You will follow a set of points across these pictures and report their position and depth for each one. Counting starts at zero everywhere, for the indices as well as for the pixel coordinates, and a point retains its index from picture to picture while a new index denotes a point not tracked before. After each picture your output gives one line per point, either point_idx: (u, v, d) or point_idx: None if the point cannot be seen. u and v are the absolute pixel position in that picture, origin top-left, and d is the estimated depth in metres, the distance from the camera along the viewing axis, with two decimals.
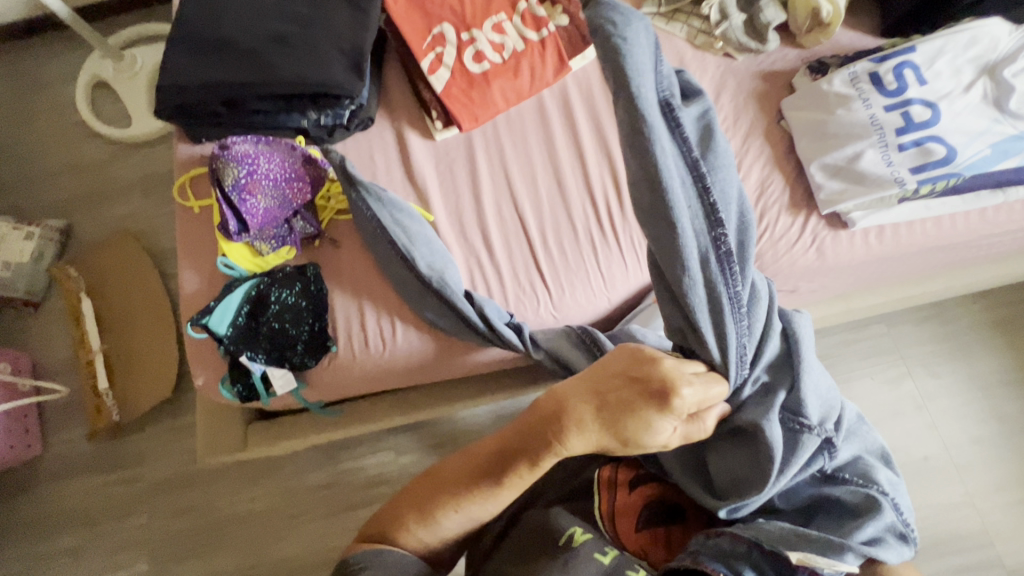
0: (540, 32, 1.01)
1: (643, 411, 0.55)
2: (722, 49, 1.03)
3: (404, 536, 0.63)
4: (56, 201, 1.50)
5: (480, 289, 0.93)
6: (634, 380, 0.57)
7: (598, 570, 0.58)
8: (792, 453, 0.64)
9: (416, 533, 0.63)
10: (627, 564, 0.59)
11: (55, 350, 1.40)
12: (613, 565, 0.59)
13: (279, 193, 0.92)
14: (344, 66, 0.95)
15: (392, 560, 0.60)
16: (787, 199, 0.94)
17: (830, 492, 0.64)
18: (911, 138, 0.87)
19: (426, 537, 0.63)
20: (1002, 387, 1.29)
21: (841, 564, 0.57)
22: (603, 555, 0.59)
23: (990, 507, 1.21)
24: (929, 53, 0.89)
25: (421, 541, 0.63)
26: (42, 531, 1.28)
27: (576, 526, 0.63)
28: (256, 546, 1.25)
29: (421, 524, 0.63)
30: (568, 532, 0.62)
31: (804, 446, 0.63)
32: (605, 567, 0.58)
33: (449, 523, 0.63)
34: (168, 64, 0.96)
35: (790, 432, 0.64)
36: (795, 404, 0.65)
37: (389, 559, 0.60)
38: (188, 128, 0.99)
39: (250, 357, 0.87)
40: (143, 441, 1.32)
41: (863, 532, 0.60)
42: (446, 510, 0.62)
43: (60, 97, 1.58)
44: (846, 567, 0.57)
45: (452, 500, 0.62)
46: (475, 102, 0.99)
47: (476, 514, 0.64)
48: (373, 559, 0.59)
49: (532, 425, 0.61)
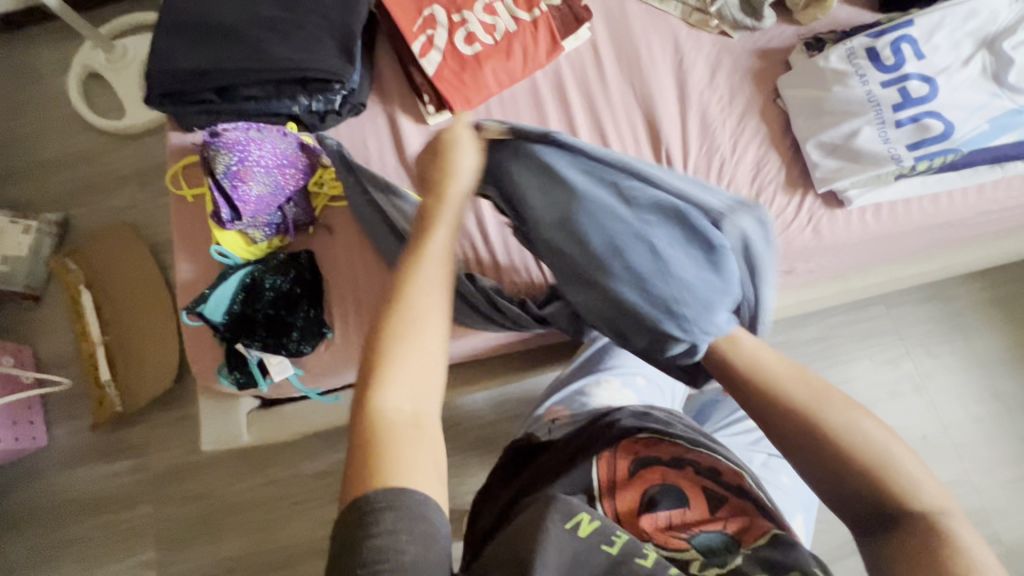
0: (532, 12, 1.00)
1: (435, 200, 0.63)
2: (717, 27, 1.02)
3: (378, 408, 0.51)
4: (53, 194, 1.50)
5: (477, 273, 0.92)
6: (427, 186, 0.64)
7: (606, 561, 0.53)
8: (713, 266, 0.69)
9: (392, 397, 0.52)
10: (639, 548, 0.54)
11: (57, 342, 1.40)
12: (622, 555, 0.54)
13: (271, 180, 0.90)
14: (335, 51, 0.94)
15: (417, 500, 0.48)
16: (783, 177, 0.94)
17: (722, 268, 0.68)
18: (907, 114, 0.86)
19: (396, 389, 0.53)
20: (1000, 366, 1.29)
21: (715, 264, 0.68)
22: (611, 545, 0.54)
23: (987, 485, 1.21)
24: (927, 27, 0.87)
25: (401, 409, 0.52)
26: (50, 521, 1.30)
27: (584, 512, 0.57)
28: (261, 533, 1.27)
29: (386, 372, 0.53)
30: (574, 519, 0.56)
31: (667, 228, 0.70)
32: (613, 558, 0.54)
33: (415, 370, 0.54)
34: (155, 50, 0.94)
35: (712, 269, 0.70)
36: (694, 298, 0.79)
37: (413, 499, 0.48)
38: (177, 116, 0.98)
39: (246, 344, 0.88)
40: (148, 430, 1.34)
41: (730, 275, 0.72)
42: (384, 365, 0.53)
43: (54, 89, 1.57)
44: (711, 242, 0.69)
45: (388, 340, 0.54)
46: (467, 85, 0.98)
47: (435, 343, 0.55)
48: (393, 499, 0.47)
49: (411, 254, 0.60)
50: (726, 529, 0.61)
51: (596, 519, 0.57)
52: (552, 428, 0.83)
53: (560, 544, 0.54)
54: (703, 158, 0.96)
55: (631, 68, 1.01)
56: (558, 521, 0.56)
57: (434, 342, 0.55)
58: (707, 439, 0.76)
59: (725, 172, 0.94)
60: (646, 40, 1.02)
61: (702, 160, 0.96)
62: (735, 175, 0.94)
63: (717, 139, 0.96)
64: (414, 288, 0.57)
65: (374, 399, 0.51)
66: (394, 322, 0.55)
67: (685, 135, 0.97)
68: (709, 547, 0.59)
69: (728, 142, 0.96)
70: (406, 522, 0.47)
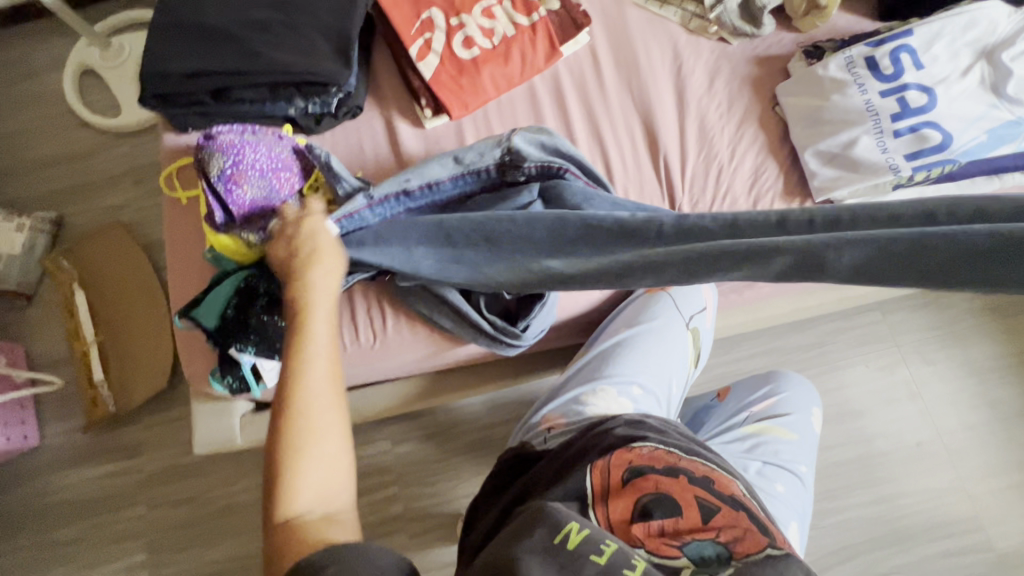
0: (530, 17, 0.99)
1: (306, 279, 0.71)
2: (716, 34, 1.01)
3: (285, 502, 0.57)
4: (47, 192, 1.49)
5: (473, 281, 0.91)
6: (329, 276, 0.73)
7: (594, 572, 0.52)
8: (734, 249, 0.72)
9: (301, 499, 0.58)
10: (627, 560, 0.53)
11: (50, 342, 1.39)
12: (609, 566, 0.53)
13: (265, 183, 0.89)
14: (331, 53, 0.94)
15: (368, 558, 0.55)
16: (780, 186, 0.94)
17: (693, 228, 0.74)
18: (906, 124, 0.86)
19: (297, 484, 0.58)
20: (996, 374, 1.29)
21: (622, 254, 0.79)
22: (599, 555, 0.54)
23: (981, 492, 1.22)
24: (926, 36, 0.87)
25: (311, 506, 0.58)
26: (42, 522, 1.29)
27: (572, 523, 0.57)
28: (255, 535, 1.26)
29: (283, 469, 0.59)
30: (562, 531, 0.56)
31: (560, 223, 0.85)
32: (601, 568, 0.52)
33: (308, 457, 0.59)
34: (150, 51, 0.94)
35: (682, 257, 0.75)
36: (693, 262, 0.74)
37: (355, 558, 0.54)
38: (172, 117, 0.97)
39: (239, 349, 0.86)
40: (141, 432, 1.33)
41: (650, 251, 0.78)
42: (293, 458, 0.59)
43: (48, 86, 1.55)
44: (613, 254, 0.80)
45: (286, 440, 0.59)
46: (465, 89, 0.97)
47: (331, 423, 0.62)
48: (336, 556, 0.54)
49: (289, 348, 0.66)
50: (718, 537, 0.60)
51: (586, 529, 0.56)
52: (547, 437, 0.82)
53: (547, 556, 0.54)
54: (701, 165, 0.95)
55: (630, 74, 1.00)
56: (547, 532, 0.56)
57: (331, 424, 0.62)
58: (701, 447, 0.77)
59: (722, 180, 0.94)
60: (645, 46, 1.01)
61: (700, 167, 0.95)
62: (733, 183, 0.94)
63: (716, 146, 0.96)
64: (301, 376, 0.62)
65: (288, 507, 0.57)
66: (289, 418, 0.60)
67: (683, 142, 0.96)
68: (701, 555, 0.58)
69: (726, 149, 0.96)
70: (354, 574, 0.54)
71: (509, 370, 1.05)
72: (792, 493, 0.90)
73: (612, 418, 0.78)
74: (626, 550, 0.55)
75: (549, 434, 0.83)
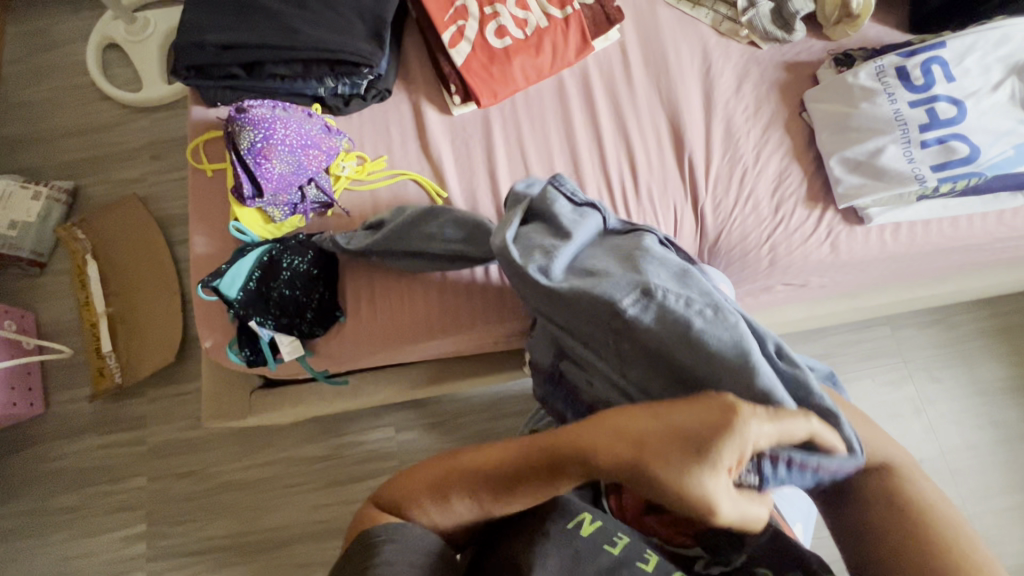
0: (564, 10, 1.00)
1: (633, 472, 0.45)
2: (747, 37, 1.02)
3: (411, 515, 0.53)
4: (65, 162, 1.49)
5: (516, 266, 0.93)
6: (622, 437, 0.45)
7: (608, 561, 0.53)
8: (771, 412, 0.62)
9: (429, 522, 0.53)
10: (640, 552, 0.54)
11: (61, 311, 1.40)
12: (623, 557, 0.54)
13: (294, 159, 0.89)
14: (365, 35, 0.94)
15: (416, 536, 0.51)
16: (803, 191, 0.94)
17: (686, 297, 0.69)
18: (934, 135, 0.86)
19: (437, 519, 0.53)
20: (1001, 395, 1.30)
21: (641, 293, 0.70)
22: (612, 546, 0.54)
23: (981, 511, 1.22)
24: (959, 49, 0.87)
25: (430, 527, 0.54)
26: (42, 489, 1.30)
27: (585, 512, 0.56)
28: (254, 514, 1.27)
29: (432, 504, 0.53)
30: (577, 518, 0.55)
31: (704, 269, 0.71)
32: (614, 559, 0.54)
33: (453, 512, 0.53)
34: (185, 23, 0.94)
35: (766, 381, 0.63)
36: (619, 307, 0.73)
37: (410, 533, 0.51)
38: (202, 90, 0.97)
39: (260, 323, 0.87)
40: (146, 405, 1.33)
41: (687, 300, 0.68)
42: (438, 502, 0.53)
43: (73, 56, 1.56)
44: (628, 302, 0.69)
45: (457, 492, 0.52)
46: (495, 78, 0.98)
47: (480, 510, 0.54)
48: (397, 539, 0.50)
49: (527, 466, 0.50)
50: None
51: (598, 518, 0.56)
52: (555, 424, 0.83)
53: (562, 547, 0.53)
54: (725, 167, 0.96)
55: (659, 73, 1.01)
56: (559, 521, 0.55)
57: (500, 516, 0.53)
58: None
59: (746, 182, 0.95)
60: (675, 45, 1.02)
61: (724, 168, 0.96)
62: (757, 186, 0.94)
63: (740, 149, 0.96)
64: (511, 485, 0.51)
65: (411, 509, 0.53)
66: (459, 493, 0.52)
67: (708, 142, 0.97)
68: (715, 545, 0.60)
69: (751, 152, 0.96)
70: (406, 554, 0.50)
71: (521, 361, 1.06)
72: (795, 492, 0.85)
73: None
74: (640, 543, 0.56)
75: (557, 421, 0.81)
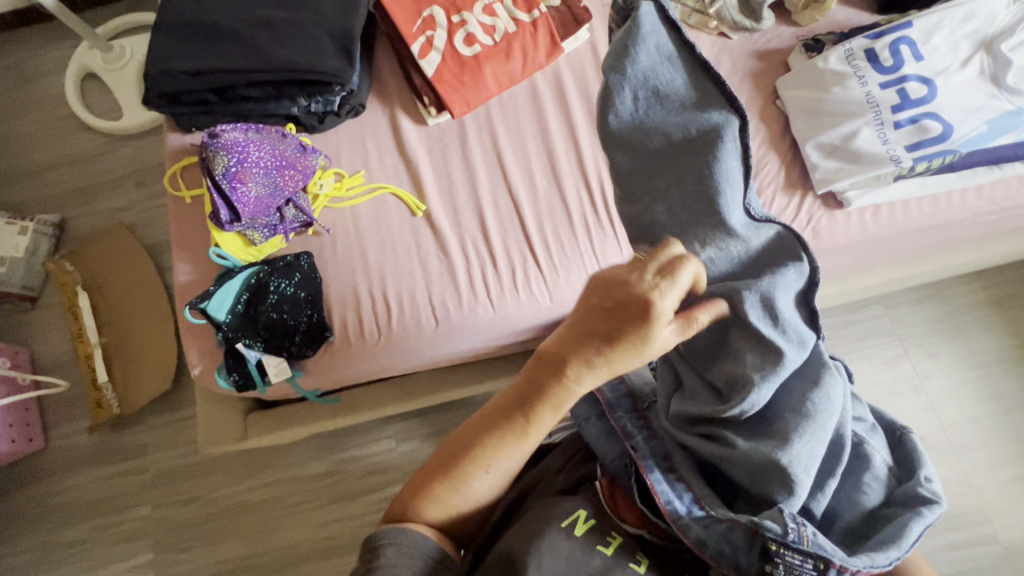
0: (531, 13, 1.00)
1: (633, 333, 0.51)
2: (716, 28, 1.02)
3: (419, 515, 0.57)
4: (51, 196, 1.49)
5: (513, 299, 0.92)
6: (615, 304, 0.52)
7: (602, 562, 0.57)
8: (894, 504, 0.58)
9: (432, 512, 0.57)
10: (633, 553, 0.58)
11: (54, 344, 1.40)
12: (615, 557, 0.57)
13: (271, 181, 0.90)
14: (333, 53, 0.94)
15: (416, 540, 0.54)
16: (782, 178, 0.94)
17: (867, 444, 0.62)
18: (907, 115, 0.87)
19: (448, 506, 0.57)
20: (998, 366, 1.30)
21: (875, 455, 0.61)
22: (606, 546, 0.58)
23: (985, 486, 1.22)
24: (926, 28, 0.88)
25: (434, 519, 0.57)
26: (47, 524, 1.29)
27: (581, 509, 0.59)
28: (260, 535, 1.26)
29: (448, 489, 0.56)
30: (572, 516, 0.59)
31: (875, 428, 0.65)
32: (607, 559, 0.57)
33: (457, 494, 0.57)
34: (154, 51, 0.94)
35: (904, 503, 0.58)
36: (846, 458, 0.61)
37: (410, 539, 0.54)
38: (176, 117, 0.97)
39: (248, 344, 0.88)
40: (146, 433, 1.33)
41: (877, 454, 0.61)
42: (460, 468, 0.57)
43: (51, 89, 1.56)
44: (870, 450, 0.61)
45: (455, 467, 0.57)
46: (467, 86, 0.98)
47: (486, 478, 0.57)
48: (395, 538, 0.54)
49: (526, 385, 0.56)
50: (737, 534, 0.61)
51: (593, 519, 0.59)
52: (553, 432, 0.79)
53: (561, 546, 0.56)
54: None
55: None
56: (555, 518, 0.58)
57: (487, 485, 0.57)
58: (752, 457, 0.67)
59: None
60: None
61: None
62: None
63: None
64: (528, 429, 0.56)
65: (426, 509, 0.57)
66: (461, 463, 0.57)
67: None
68: None
69: None
70: (405, 557, 0.53)
71: (511, 367, 1.05)
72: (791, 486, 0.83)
73: (654, 421, 0.63)
74: (633, 541, 0.59)
75: (575, 419, 0.66)
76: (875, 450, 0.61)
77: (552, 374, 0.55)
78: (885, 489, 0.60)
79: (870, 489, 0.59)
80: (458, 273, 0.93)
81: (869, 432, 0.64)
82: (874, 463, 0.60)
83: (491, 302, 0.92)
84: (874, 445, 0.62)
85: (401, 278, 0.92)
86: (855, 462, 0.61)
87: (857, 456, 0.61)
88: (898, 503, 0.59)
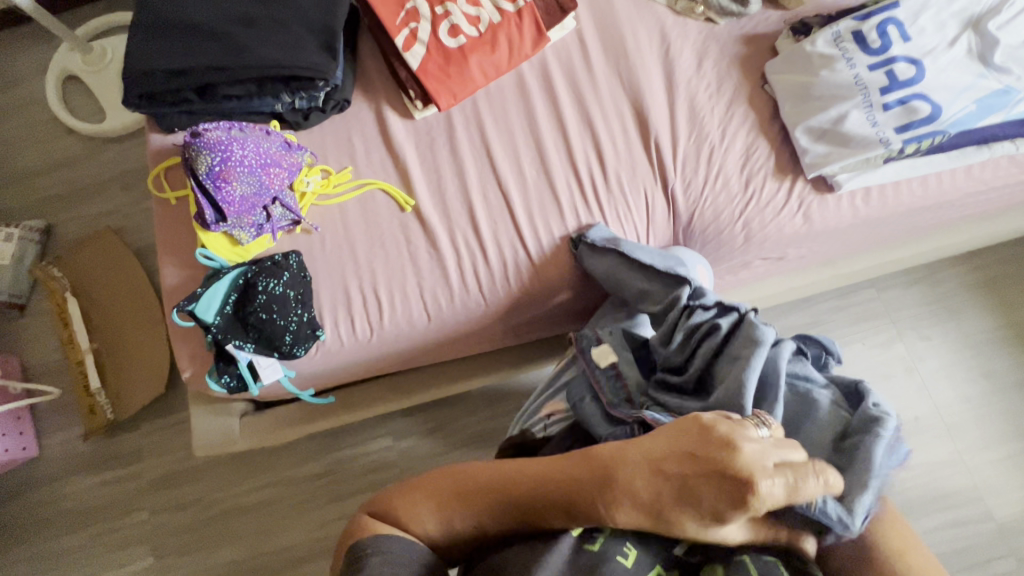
0: (515, 3, 0.99)
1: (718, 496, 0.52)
2: (703, 14, 1.01)
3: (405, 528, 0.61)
4: (35, 201, 1.47)
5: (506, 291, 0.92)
6: (695, 458, 0.54)
7: (586, 558, 0.57)
8: (858, 432, 0.66)
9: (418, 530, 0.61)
10: (620, 546, 0.58)
11: (45, 351, 1.38)
12: (600, 551, 0.57)
13: (256, 180, 0.88)
14: (316, 48, 0.93)
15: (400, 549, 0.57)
16: (772, 164, 0.93)
17: (812, 391, 0.71)
18: (895, 97, 0.86)
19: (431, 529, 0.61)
20: (990, 345, 1.30)
21: (820, 395, 0.70)
22: (591, 542, 0.58)
23: (980, 464, 1.23)
24: (912, 8, 0.87)
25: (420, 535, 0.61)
26: (44, 533, 1.28)
27: None
28: (260, 537, 1.26)
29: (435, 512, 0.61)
30: None
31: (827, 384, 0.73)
32: (591, 553, 0.57)
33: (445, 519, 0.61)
34: (132, 50, 0.92)
35: (863, 428, 0.65)
36: (802, 410, 0.70)
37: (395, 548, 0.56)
38: (158, 117, 0.96)
39: (238, 345, 0.86)
40: (141, 438, 1.32)
41: (824, 398, 0.70)
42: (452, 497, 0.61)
43: (32, 92, 1.53)
44: (816, 394, 0.70)
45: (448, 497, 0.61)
46: (452, 78, 0.96)
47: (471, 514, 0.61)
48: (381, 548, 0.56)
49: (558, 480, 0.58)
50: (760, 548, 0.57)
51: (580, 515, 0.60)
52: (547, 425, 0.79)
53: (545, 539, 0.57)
54: (692, 148, 0.95)
55: (618, 59, 1.00)
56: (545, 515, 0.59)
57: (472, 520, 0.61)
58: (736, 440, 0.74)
59: (714, 161, 0.94)
60: (631, 26, 1.01)
61: (692, 150, 0.95)
62: (726, 163, 0.94)
63: (706, 128, 0.95)
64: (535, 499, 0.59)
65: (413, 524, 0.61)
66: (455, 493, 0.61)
67: (674, 123, 0.96)
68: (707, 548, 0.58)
69: (717, 130, 0.95)
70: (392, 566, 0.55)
71: (505, 361, 1.05)
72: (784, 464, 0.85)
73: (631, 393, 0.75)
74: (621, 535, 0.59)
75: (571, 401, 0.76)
76: (825, 396, 0.70)
77: (593, 485, 0.56)
78: (842, 423, 0.68)
79: (826, 428, 0.67)
80: (450, 267, 0.92)
81: (817, 382, 0.72)
82: (821, 405, 0.69)
83: (484, 296, 0.92)
84: (822, 393, 0.70)
85: (392, 274, 0.91)
86: (811, 410, 0.69)
87: (806, 405, 0.70)
88: (858, 430, 0.66)
